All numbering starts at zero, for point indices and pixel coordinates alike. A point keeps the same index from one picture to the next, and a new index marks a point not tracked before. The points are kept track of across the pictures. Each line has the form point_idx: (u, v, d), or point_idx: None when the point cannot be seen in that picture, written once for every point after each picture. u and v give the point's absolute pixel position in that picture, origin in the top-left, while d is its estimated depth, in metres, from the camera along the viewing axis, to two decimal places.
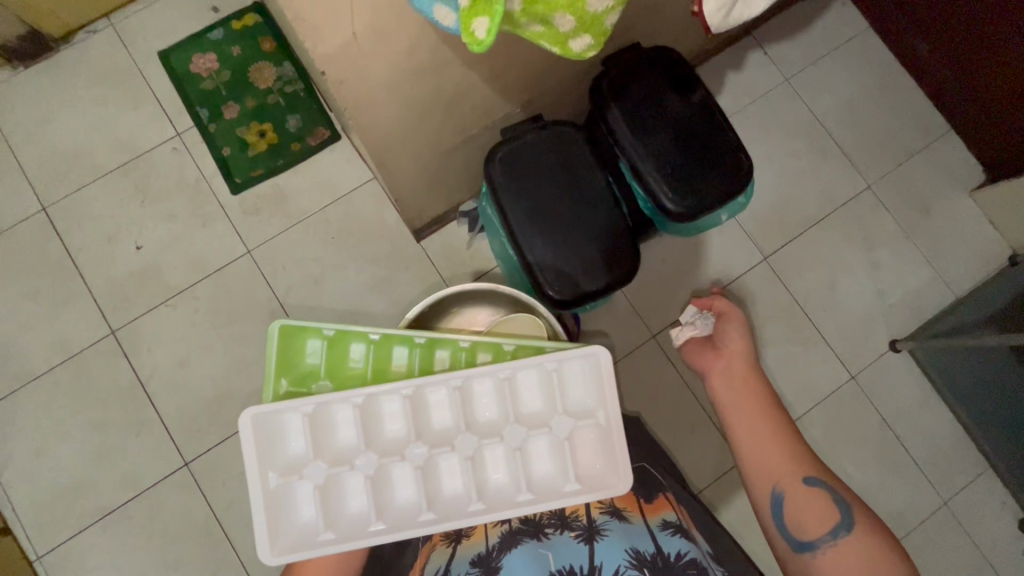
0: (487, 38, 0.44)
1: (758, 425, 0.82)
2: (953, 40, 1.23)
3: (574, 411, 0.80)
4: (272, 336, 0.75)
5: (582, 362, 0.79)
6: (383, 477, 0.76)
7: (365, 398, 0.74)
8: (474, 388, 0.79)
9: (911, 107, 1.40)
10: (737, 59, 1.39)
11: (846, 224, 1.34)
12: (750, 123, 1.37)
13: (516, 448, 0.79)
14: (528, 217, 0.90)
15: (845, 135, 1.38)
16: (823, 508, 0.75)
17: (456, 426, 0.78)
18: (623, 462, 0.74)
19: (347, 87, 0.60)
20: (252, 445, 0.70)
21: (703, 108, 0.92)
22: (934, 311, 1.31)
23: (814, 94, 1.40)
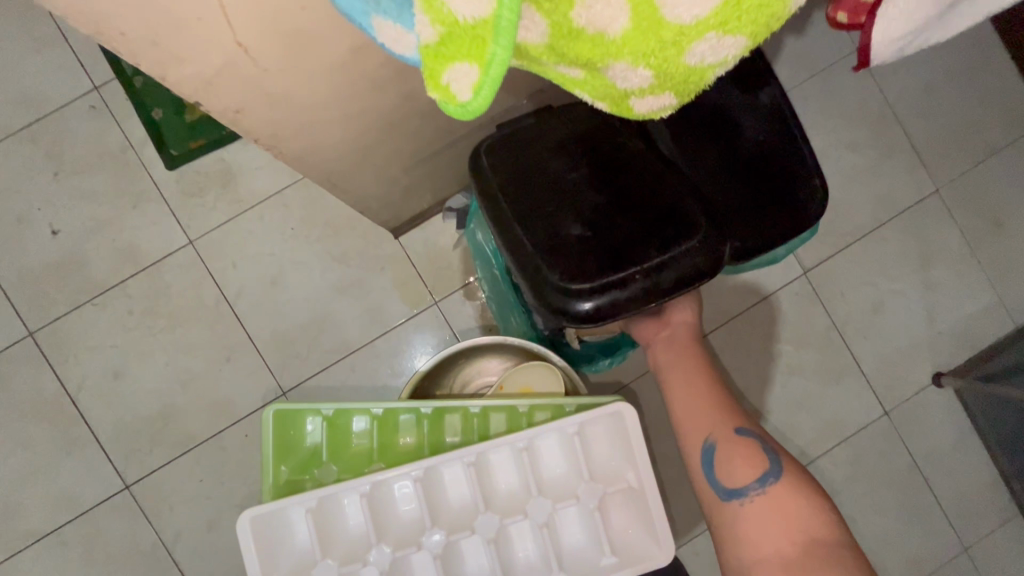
0: (473, 101, 0.28)
1: (686, 373, 0.72)
2: None
3: (603, 475, 0.73)
4: (268, 421, 0.70)
5: (605, 420, 0.72)
6: (401, 565, 0.71)
7: (371, 483, 0.70)
8: (490, 460, 0.74)
9: (999, 93, 1.16)
10: (799, 20, 1.12)
11: (903, 235, 1.14)
12: (806, 104, 1.13)
13: (543, 524, 0.73)
14: (531, 207, 0.60)
15: (918, 125, 1.14)
16: (754, 456, 0.63)
17: (474, 503, 0.73)
18: (661, 531, 0.68)
19: (252, 114, 0.39)
20: (253, 552, 0.66)
21: (770, 115, 0.69)
22: (988, 342, 1.14)
23: (887, 70, 1.14)
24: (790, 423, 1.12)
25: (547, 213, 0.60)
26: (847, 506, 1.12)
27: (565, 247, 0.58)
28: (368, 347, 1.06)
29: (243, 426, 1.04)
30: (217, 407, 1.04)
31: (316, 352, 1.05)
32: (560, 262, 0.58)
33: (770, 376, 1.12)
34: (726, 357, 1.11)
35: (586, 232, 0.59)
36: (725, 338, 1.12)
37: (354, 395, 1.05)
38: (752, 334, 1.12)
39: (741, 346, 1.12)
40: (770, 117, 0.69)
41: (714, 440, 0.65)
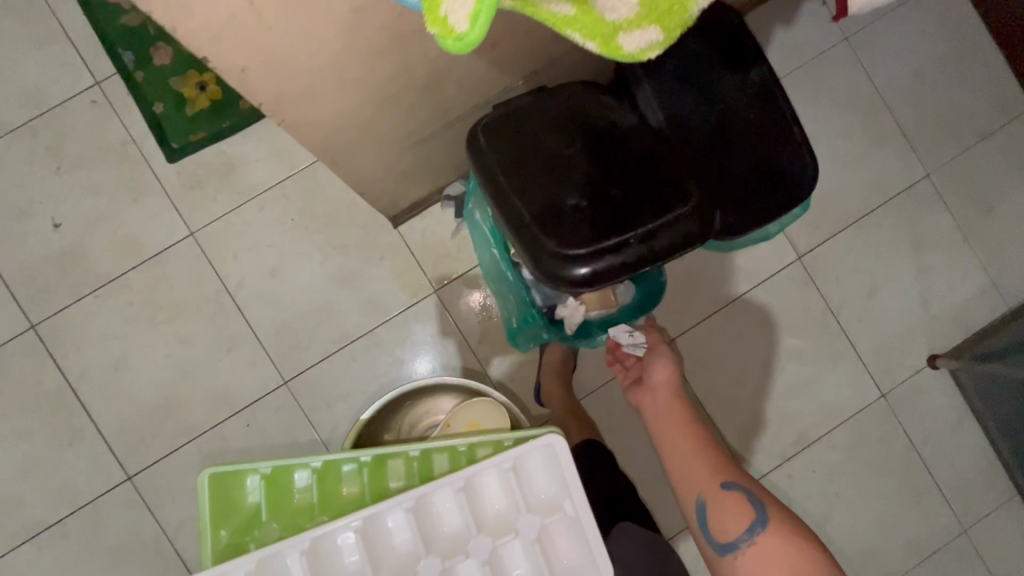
0: (471, 30, 0.32)
1: (665, 428, 0.72)
2: None
3: (543, 506, 0.71)
4: (203, 486, 0.66)
5: (541, 452, 0.69)
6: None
7: (310, 538, 0.65)
8: (429, 503, 0.70)
9: (988, 79, 1.17)
10: (787, 11, 1.14)
11: (895, 219, 1.15)
12: (797, 92, 1.15)
13: (486, 563, 0.69)
14: (526, 181, 0.62)
15: (908, 111, 1.16)
16: (742, 509, 0.63)
17: (416, 550, 0.69)
18: (604, 560, 0.65)
19: (256, 75, 0.40)
20: None
21: (762, 89, 0.70)
22: (983, 324, 1.16)
23: (876, 58, 1.16)
24: (787, 407, 1.13)
25: (541, 186, 0.61)
26: (846, 489, 1.13)
27: (561, 218, 0.59)
28: (368, 336, 1.07)
29: (244, 416, 1.05)
30: (218, 398, 1.05)
31: (315, 342, 1.06)
32: (555, 233, 0.59)
33: (767, 361, 1.13)
34: (723, 343, 1.12)
35: (581, 205, 0.60)
36: (721, 325, 1.13)
37: (355, 383, 1.06)
38: (748, 320, 1.13)
39: (737, 332, 1.13)
40: (761, 92, 0.70)
41: (701, 496, 0.66)
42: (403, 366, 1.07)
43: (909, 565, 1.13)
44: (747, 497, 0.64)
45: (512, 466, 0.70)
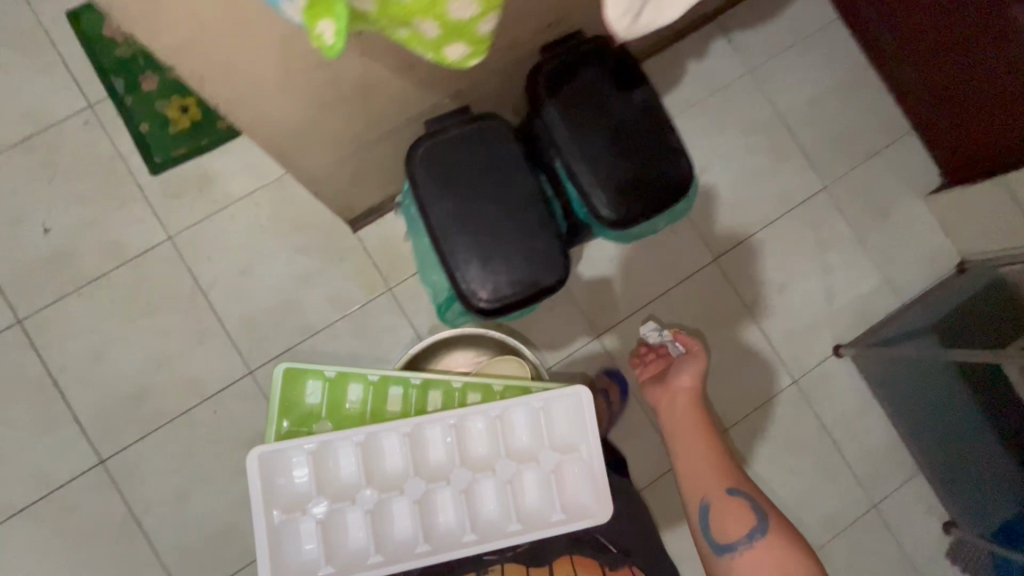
0: (337, 42, 0.37)
1: (691, 449, 0.90)
2: (913, 40, 1.19)
3: (562, 445, 0.93)
4: (280, 379, 0.92)
5: (566, 402, 0.92)
6: (383, 510, 0.89)
7: (365, 435, 0.88)
8: (465, 427, 0.92)
9: (874, 106, 1.36)
10: (699, 47, 1.33)
11: (799, 225, 1.32)
12: (709, 116, 1.32)
13: (507, 482, 0.92)
14: (452, 218, 0.82)
15: (806, 132, 1.34)
16: (743, 516, 0.81)
17: (449, 461, 0.91)
18: (601, 490, 0.89)
19: (213, 84, 0.54)
20: (258, 481, 0.83)
21: (646, 107, 0.87)
22: (880, 317, 1.30)
23: (776, 88, 1.34)
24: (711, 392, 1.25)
25: (465, 221, 0.82)
26: (765, 467, 1.24)
27: (478, 251, 0.82)
28: (328, 330, 1.18)
29: (212, 403, 1.15)
30: (188, 386, 1.15)
31: (280, 335, 1.17)
32: (474, 264, 0.82)
33: None
34: None
35: (494, 240, 0.82)
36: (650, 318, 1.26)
37: None
38: (672, 314, 1.26)
39: (664, 324, 1.26)
40: (645, 108, 0.86)
41: (709, 502, 0.84)
42: (360, 356, 1.18)
43: (825, 538, 1.23)
44: (748, 503, 0.82)
45: (542, 408, 0.92)
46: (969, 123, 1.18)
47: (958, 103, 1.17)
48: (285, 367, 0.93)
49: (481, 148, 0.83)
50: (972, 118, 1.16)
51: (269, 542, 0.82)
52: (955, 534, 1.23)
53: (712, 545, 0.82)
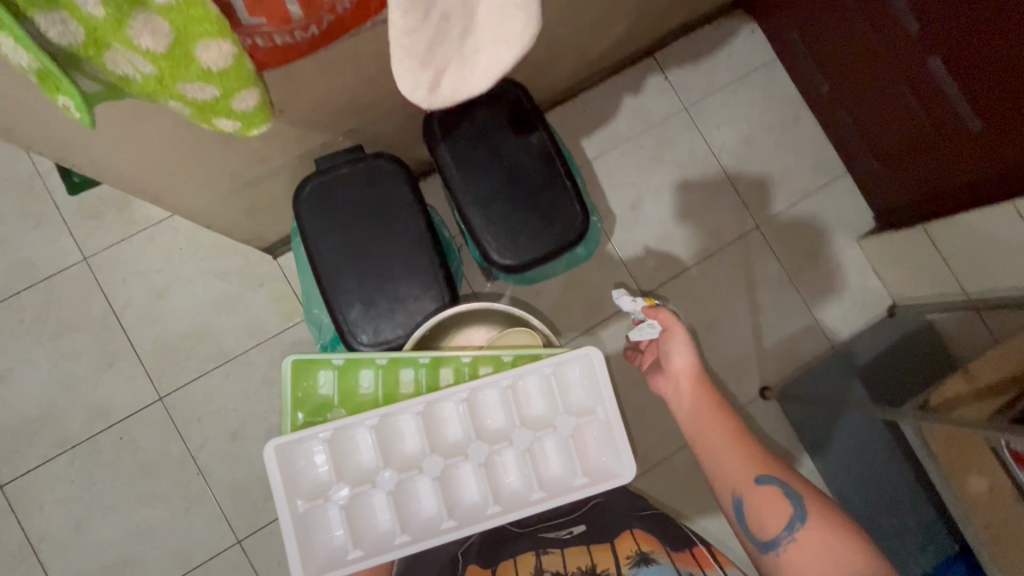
0: (84, 117, 0.41)
1: (711, 437, 0.82)
2: (849, 85, 1.20)
3: (577, 409, 0.84)
4: (290, 371, 0.80)
5: (578, 364, 0.83)
6: (405, 490, 0.81)
7: (380, 416, 0.78)
8: (477, 400, 0.83)
9: (810, 146, 1.36)
10: (635, 82, 1.33)
11: (729, 263, 1.31)
12: (643, 151, 1.32)
13: (525, 451, 0.83)
14: (338, 259, 0.84)
15: (740, 171, 1.34)
16: (780, 505, 0.74)
17: (467, 437, 0.83)
18: (621, 446, 0.80)
19: (24, 130, 0.56)
20: (277, 474, 0.76)
21: (542, 148, 0.87)
22: (809, 359, 1.29)
23: (712, 125, 1.34)
24: (635, 430, 1.23)
25: (352, 263, 0.84)
26: (688, 508, 1.22)
27: (364, 293, 0.85)
28: (243, 357, 1.17)
29: (120, 428, 1.13)
30: (96, 410, 1.13)
31: (194, 360, 1.16)
32: (358, 305, 0.84)
33: (616, 386, 1.25)
34: None
35: (381, 282, 0.84)
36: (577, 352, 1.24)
37: (228, 399, 1.16)
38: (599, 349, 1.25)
39: None
40: (542, 150, 0.87)
41: (742, 498, 0.77)
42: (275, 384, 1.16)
43: None
44: (781, 489, 0.75)
45: (552, 374, 0.83)
46: (904, 168, 1.18)
47: (896, 149, 1.17)
48: (292, 357, 0.81)
49: (368, 187, 0.83)
50: (907, 164, 1.16)
51: (297, 535, 0.75)
52: None
53: (756, 544, 0.76)
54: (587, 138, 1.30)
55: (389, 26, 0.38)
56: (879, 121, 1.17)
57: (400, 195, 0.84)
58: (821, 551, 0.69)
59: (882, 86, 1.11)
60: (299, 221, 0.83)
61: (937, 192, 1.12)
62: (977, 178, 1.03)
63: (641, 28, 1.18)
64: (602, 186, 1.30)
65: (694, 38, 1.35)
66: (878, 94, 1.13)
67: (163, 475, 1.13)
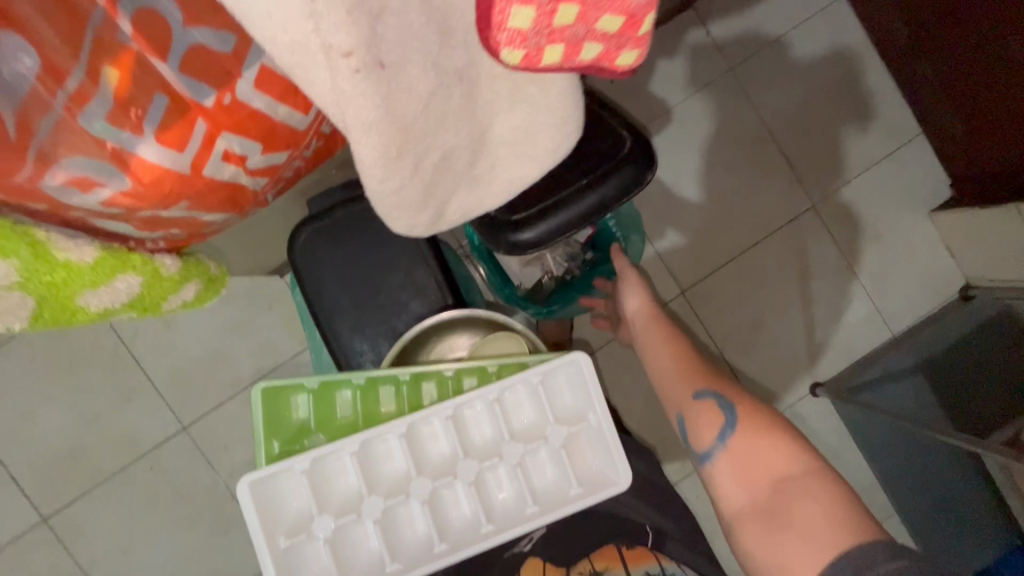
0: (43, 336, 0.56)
1: (656, 361, 0.75)
2: (928, 33, 0.98)
3: (567, 418, 0.75)
4: (256, 398, 0.70)
5: (567, 369, 0.74)
6: (393, 514, 0.72)
7: (360, 439, 0.69)
8: (461, 415, 0.74)
9: (876, 106, 1.17)
10: (671, 42, 1.13)
11: (780, 250, 1.17)
12: (680, 125, 1.15)
13: (517, 466, 0.74)
14: (346, 316, 0.76)
15: (793, 140, 1.17)
16: (712, 415, 0.65)
17: (455, 453, 0.73)
18: (619, 452, 0.71)
19: None
20: (252, 513, 0.66)
21: (632, 176, 0.69)
22: (866, 351, 1.19)
23: (761, 88, 1.16)
24: (675, 438, 1.16)
25: (362, 319, 0.77)
26: None
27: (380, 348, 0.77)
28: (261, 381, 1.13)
29: (148, 459, 1.12)
30: (122, 443, 1.11)
31: (212, 387, 1.12)
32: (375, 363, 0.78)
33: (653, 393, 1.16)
34: (611, 377, 1.15)
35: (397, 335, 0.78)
36: (610, 360, 1.15)
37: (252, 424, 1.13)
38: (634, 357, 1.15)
39: (625, 366, 1.15)
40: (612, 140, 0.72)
41: (683, 412, 0.68)
42: None
43: None
44: (717, 402, 0.66)
45: (540, 381, 0.73)
46: (983, 137, 1.01)
47: (977, 115, 0.99)
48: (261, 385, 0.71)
49: (371, 234, 0.75)
50: (987, 133, 0.99)
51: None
52: None
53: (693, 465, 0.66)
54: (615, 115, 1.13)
55: (365, 190, 0.31)
56: (959, 81, 0.98)
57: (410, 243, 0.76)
58: (750, 455, 0.61)
59: (968, 42, 0.90)
60: (298, 277, 0.76)
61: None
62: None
63: None
64: None
65: None
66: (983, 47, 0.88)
67: (197, 501, 1.13)
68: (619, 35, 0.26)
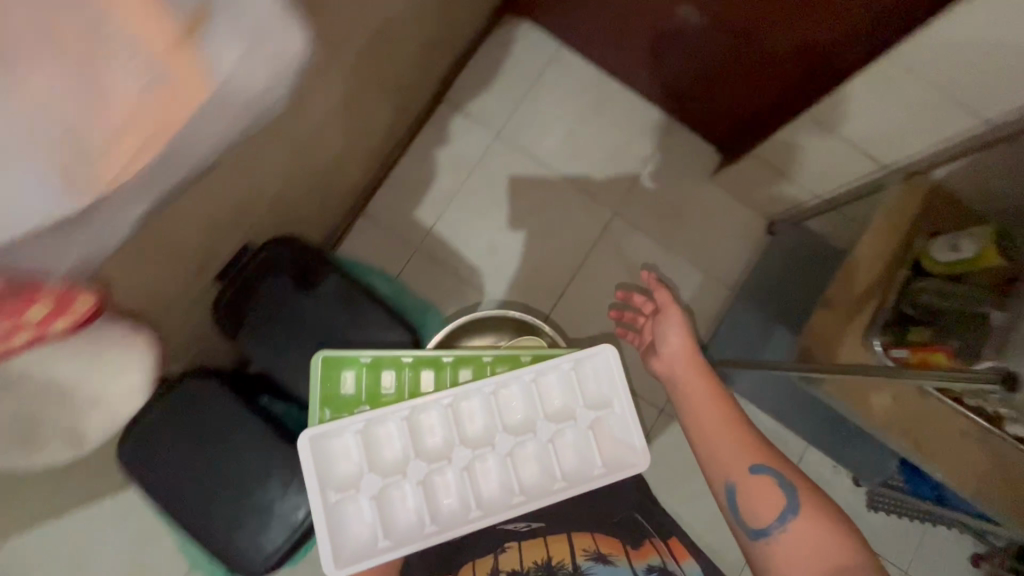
0: None
1: (699, 409, 0.85)
2: (628, 41, 1.20)
3: (594, 401, 0.85)
4: (318, 364, 0.81)
5: (596, 360, 0.85)
6: (431, 485, 0.81)
7: (410, 407, 0.80)
8: (498, 395, 0.84)
9: (630, 112, 1.34)
10: (440, 133, 1.29)
11: (606, 259, 1.30)
12: (476, 194, 1.29)
13: (548, 441, 0.84)
14: (201, 503, 0.81)
15: (575, 168, 1.32)
16: (771, 493, 0.76)
17: (489, 429, 0.83)
18: (640, 439, 0.82)
19: None
20: (310, 465, 0.76)
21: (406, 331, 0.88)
22: (718, 311, 1.30)
23: (530, 138, 1.32)
24: None
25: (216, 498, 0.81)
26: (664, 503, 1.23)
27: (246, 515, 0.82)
28: None
29: None
30: None
31: None
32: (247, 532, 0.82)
33: None
34: None
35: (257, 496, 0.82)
36: None
37: None
38: None
39: None
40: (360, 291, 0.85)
41: (736, 482, 0.79)
42: None
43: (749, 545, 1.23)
44: (775, 479, 0.78)
45: (572, 368, 0.85)
46: (708, 100, 1.22)
47: (694, 84, 1.20)
48: (319, 355, 0.82)
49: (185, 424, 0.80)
50: (709, 94, 1.19)
51: (329, 526, 0.75)
52: (865, 485, 1.23)
53: (746, 532, 0.76)
54: (418, 209, 1.27)
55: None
56: (667, 63, 1.19)
57: (229, 412, 0.82)
58: (813, 539, 0.71)
59: (657, 29, 1.11)
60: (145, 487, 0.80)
61: (772, 96, 1.08)
62: (814, 65, 0.95)
63: (411, 91, 1.13)
64: (454, 246, 1.27)
65: (475, 64, 1.32)
66: (694, 21, 1.03)
67: None
68: (44, 319, 0.38)
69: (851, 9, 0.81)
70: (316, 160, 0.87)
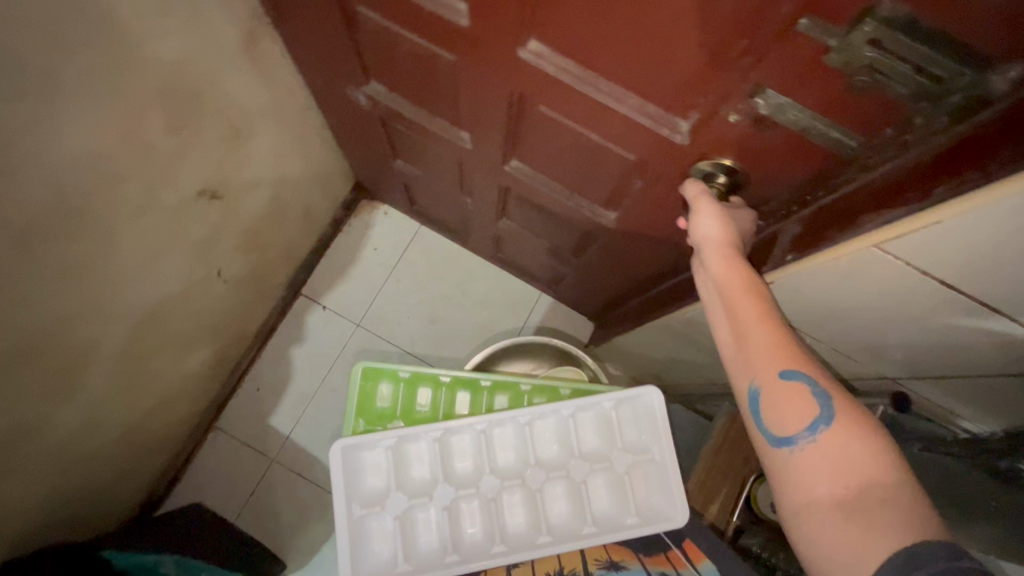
0: None
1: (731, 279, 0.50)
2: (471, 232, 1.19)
3: (633, 448, 0.75)
4: (356, 375, 0.79)
5: (638, 406, 0.76)
6: (456, 512, 0.74)
7: (442, 428, 0.75)
8: (533, 427, 0.77)
9: (495, 289, 1.31)
10: (297, 331, 1.25)
11: None
12: (334, 394, 1.23)
13: (579, 485, 0.75)
14: None
15: (438, 352, 1.27)
16: (808, 410, 0.44)
17: (522, 461, 0.76)
18: (678, 489, 0.71)
19: None
20: (337, 479, 0.72)
21: None
22: None
23: (389, 328, 1.27)
24: None
25: None
26: None
27: None
28: None
29: None
30: None
31: None
32: None
33: None
34: None
35: None
36: None
37: None
38: None
39: None
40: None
41: (761, 388, 0.46)
42: None
43: None
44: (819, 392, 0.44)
45: (613, 409, 0.76)
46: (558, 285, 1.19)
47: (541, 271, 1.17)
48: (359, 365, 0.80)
49: None
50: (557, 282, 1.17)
51: (351, 542, 0.71)
52: None
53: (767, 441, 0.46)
54: (272, 417, 1.21)
55: None
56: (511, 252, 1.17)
57: None
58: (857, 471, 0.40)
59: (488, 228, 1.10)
60: None
61: (607, 294, 1.04)
62: (634, 287, 0.93)
63: (245, 309, 1.09)
64: (309, 452, 1.20)
65: (334, 253, 1.29)
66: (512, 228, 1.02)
67: None
68: None
69: (653, 263, 0.80)
70: (97, 433, 0.83)
